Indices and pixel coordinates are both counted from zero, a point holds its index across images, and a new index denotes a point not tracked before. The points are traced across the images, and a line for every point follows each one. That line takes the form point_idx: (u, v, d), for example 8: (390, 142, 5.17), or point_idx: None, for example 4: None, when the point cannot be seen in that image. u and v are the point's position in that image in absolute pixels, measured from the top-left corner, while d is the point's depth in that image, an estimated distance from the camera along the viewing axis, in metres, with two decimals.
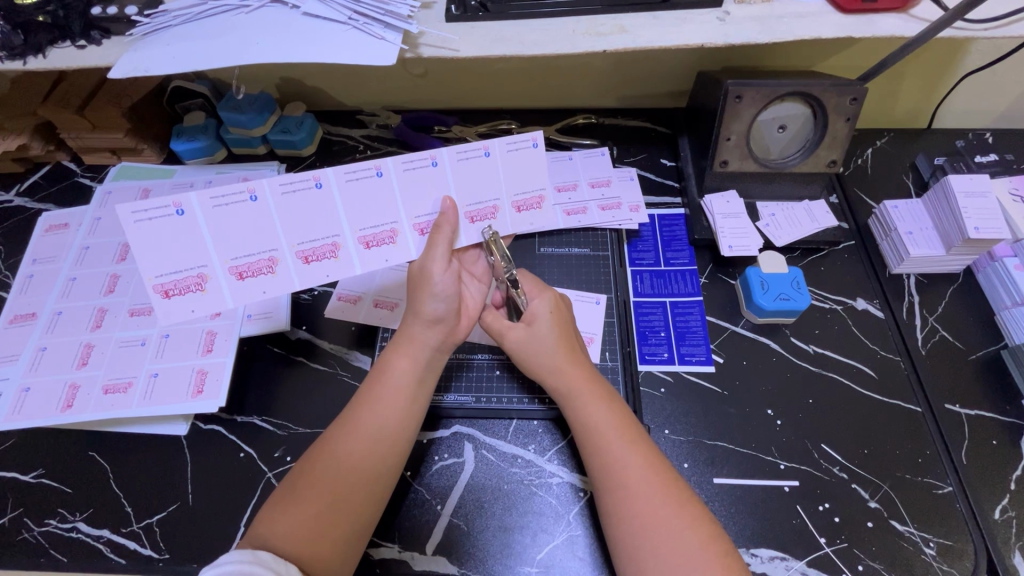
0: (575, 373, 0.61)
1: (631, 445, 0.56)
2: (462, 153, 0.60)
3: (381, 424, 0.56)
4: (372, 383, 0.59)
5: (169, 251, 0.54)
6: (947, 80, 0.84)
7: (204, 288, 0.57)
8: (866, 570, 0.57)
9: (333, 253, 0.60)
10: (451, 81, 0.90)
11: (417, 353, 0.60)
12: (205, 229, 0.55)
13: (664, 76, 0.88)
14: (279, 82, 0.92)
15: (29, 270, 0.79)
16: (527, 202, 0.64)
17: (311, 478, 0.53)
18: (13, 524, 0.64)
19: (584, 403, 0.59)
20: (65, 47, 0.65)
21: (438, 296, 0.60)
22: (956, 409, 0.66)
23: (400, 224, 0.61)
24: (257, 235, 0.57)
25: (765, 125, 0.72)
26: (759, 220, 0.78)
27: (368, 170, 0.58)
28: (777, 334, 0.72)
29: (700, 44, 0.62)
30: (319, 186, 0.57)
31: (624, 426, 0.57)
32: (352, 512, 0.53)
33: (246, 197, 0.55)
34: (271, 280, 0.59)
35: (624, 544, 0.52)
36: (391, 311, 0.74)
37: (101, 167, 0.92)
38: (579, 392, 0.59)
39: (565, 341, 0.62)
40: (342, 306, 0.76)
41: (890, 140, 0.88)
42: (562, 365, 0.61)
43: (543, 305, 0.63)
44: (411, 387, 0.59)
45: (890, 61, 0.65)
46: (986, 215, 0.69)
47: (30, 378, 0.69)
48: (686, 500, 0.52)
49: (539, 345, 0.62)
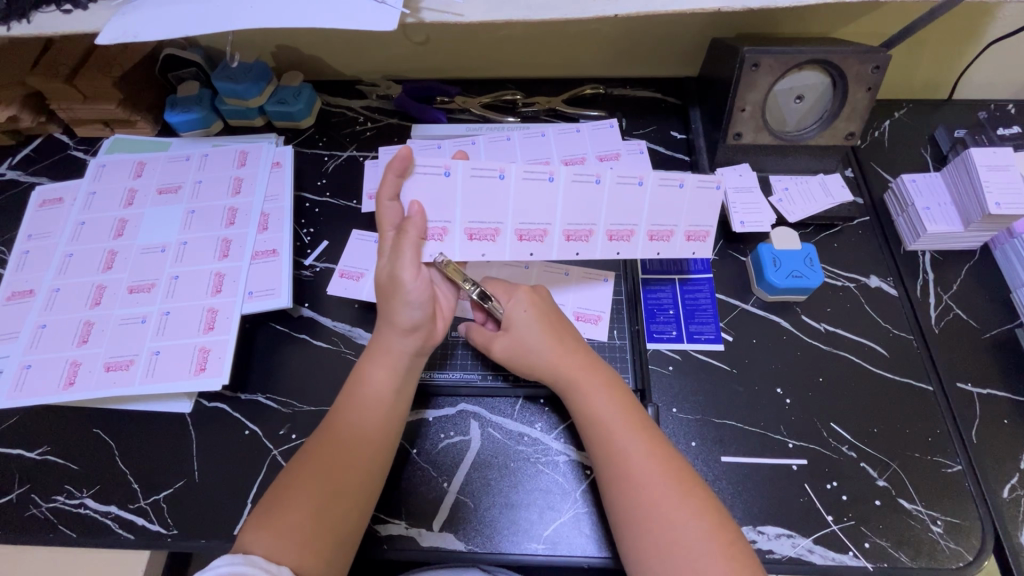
0: (571, 361, 0.60)
1: (637, 433, 0.55)
2: (664, 179, 0.64)
3: (360, 427, 0.56)
4: (350, 393, 0.58)
5: (431, 203, 0.61)
6: (972, 47, 0.80)
7: (443, 239, 0.62)
8: (873, 548, 0.57)
9: (541, 238, 0.64)
10: (453, 49, 0.87)
11: (394, 364, 0.59)
12: (458, 191, 0.62)
13: (677, 43, 0.84)
14: (275, 50, 0.89)
15: (25, 245, 0.77)
16: (697, 232, 0.66)
17: (298, 485, 0.53)
18: (20, 500, 0.64)
19: (584, 395, 0.58)
20: (51, 11, 0.62)
21: (411, 300, 0.58)
22: (968, 388, 0.65)
23: (597, 227, 0.65)
24: (491, 206, 0.63)
25: (781, 96, 0.70)
26: (772, 194, 0.76)
27: (590, 176, 0.63)
28: (788, 311, 0.71)
29: (716, 8, 0.59)
30: (551, 180, 0.63)
31: (628, 414, 0.56)
32: (342, 513, 0.53)
33: (495, 175, 0.62)
34: (492, 247, 0.64)
35: (632, 533, 0.51)
36: None
37: (94, 139, 0.89)
38: (579, 383, 0.59)
39: (552, 331, 0.62)
40: (345, 283, 0.73)
41: (909, 111, 0.85)
42: (559, 357, 0.60)
43: (517, 307, 0.63)
44: (390, 397, 0.58)
45: (917, 25, 0.62)
46: (1008, 190, 0.67)
47: (31, 355, 0.68)
48: (692, 488, 0.52)
49: (524, 341, 0.61)
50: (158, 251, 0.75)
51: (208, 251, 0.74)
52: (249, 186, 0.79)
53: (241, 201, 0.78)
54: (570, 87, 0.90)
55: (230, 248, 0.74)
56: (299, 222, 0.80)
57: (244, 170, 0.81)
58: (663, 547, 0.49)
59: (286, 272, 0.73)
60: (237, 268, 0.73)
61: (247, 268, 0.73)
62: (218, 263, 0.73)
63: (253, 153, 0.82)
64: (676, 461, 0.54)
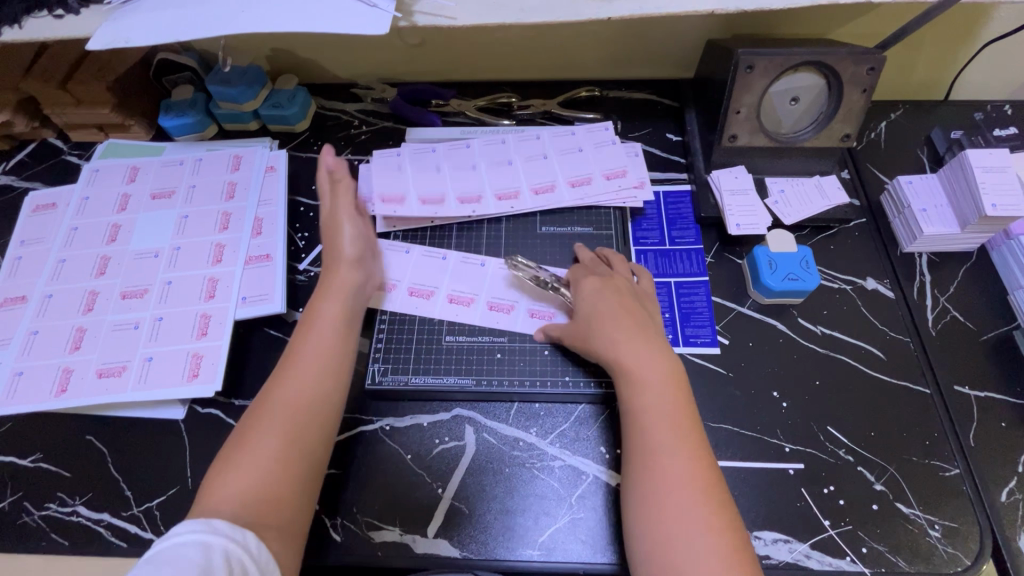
0: (632, 351, 0.58)
1: (677, 434, 0.53)
2: None
3: (315, 368, 0.56)
4: (302, 335, 0.59)
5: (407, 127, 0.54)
6: (968, 48, 0.80)
7: None
8: (870, 553, 0.57)
9: None
10: (447, 52, 0.87)
11: (343, 300, 0.62)
12: None
13: (672, 45, 0.84)
14: (269, 54, 0.89)
15: (18, 251, 0.77)
16: None
17: (256, 434, 0.52)
18: (12, 508, 0.64)
19: (640, 386, 0.56)
20: (42, 16, 0.62)
21: (352, 229, 0.66)
22: (966, 391, 0.65)
23: None
24: None
25: (776, 98, 0.70)
26: (768, 197, 0.75)
27: None
28: (784, 315, 0.70)
29: (710, 11, 0.59)
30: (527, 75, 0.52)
31: (679, 409, 0.54)
32: (301, 458, 0.52)
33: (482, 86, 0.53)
34: None
35: (649, 534, 0.50)
36: (427, 299, 0.72)
37: (89, 144, 0.89)
38: (639, 375, 0.57)
39: (625, 317, 0.61)
40: None
41: (905, 112, 0.85)
42: (621, 346, 0.59)
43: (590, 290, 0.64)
44: (338, 335, 0.59)
45: (912, 27, 0.62)
46: (1004, 191, 0.66)
47: (23, 362, 0.68)
48: (712, 499, 0.50)
49: (591, 324, 0.62)
50: (151, 256, 0.74)
51: (202, 257, 0.74)
52: (243, 189, 0.79)
53: (234, 205, 0.78)
54: (565, 90, 0.90)
55: (223, 252, 0.74)
56: (294, 227, 0.79)
57: (238, 174, 0.80)
58: (679, 554, 0.48)
59: (280, 277, 0.72)
60: (230, 274, 0.73)
61: (241, 274, 0.72)
62: (212, 268, 0.73)
63: (247, 157, 0.82)
64: (708, 472, 0.52)
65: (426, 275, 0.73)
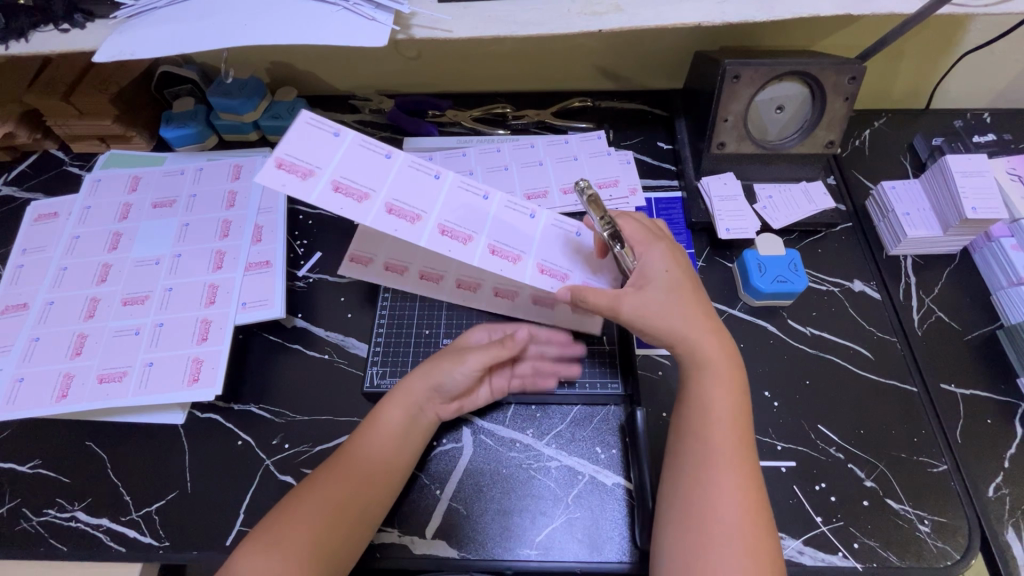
0: (713, 345, 0.56)
1: (736, 440, 0.53)
2: None
3: (370, 462, 0.59)
4: (366, 430, 0.61)
5: None
6: (946, 59, 0.83)
7: None
8: (862, 548, 0.58)
9: None
10: (443, 65, 0.89)
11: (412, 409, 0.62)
12: None
13: (662, 56, 0.87)
14: (269, 67, 0.91)
15: (20, 259, 0.78)
16: None
17: (302, 512, 0.55)
18: (11, 514, 0.64)
19: (713, 380, 0.55)
20: (49, 31, 0.63)
21: (465, 369, 0.63)
22: (951, 388, 0.66)
23: None
24: None
25: (762, 106, 0.72)
26: (757, 202, 0.77)
27: None
28: (774, 316, 0.72)
29: (697, 23, 0.61)
30: None
31: (738, 415, 0.55)
32: (337, 543, 0.54)
33: None
34: None
35: (683, 531, 0.50)
36: (409, 222, 0.59)
37: (90, 155, 0.90)
38: (716, 365, 0.56)
39: (696, 305, 0.58)
40: (284, 176, 0.55)
41: (888, 121, 0.88)
42: (699, 334, 0.57)
43: (657, 261, 0.60)
44: (402, 435, 0.61)
45: (890, 38, 0.64)
46: (983, 195, 0.68)
47: (24, 368, 0.69)
48: (755, 523, 0.50)
49: (669, 305, 0.57)
50: (153, 264, 0.76)
51: (203, 264, 0.75)
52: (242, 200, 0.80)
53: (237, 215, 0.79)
54: (559, 100, 0.92)
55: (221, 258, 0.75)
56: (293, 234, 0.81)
57: (238, 183, 0.82)
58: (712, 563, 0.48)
59: (279, 284, 0.73)
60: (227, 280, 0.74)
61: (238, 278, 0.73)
62: (212, 275, 0.74)
63: (247, 166, 0.84)
64: (755, 496, 0.51)
65: (407, 186, 0.60)
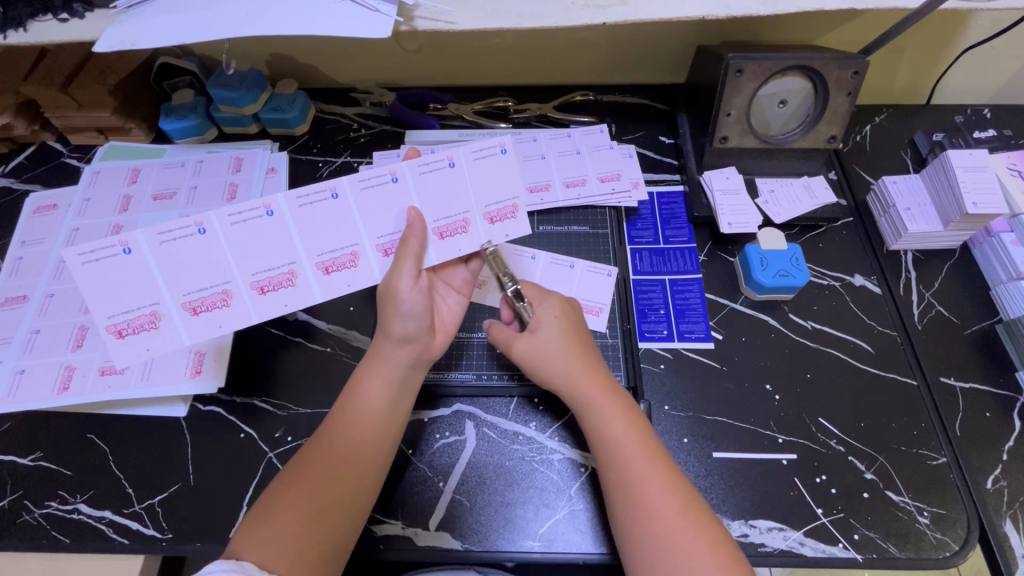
0: (590, 380, 0.59)
1: (655, 465, 0.54)
2: None
3: (355, 438, 0.56)
4: (347, 404, 0.58)
5: None
6: (947, 54, 0.83)
7: None
8: (862, 539, 0.59)
9: None
10: (445, 58, 0.89)
11: (392, 379, 0.59)
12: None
13: (664, 50, 0.87)
14: (270, 59, 0.90)
15: (19, 251, 0.77)
16: None
17: (290, 495, 0.52)
18: (13, 507, 0.64)
19: (602, 412, 0.57)
20: (47, 20, 0.63)
21: (408, 316, 0.58)
22: (951, 382, 0.67)
23: None
24: None
25: (765, 101, 0.72)
26: (759, 196, 0.78)
27: None
28: (775, 310, 0.72)
29: (701, 16, 0.61)
30: None
31: (645, 441, 0.55)
32: (330, 524, 0.52)
33: None
34: None
35: (641, 562, 0.50)
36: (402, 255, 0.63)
37: (88, 147, 0.90)
38: (597, 401, 0.58)
39: (578, 345, 0.61)
40: (287, 292, 0.60)
41: (889, 116, 0.88)
42: (577, 372, 0.59)
43: (547, 311, 0.62)
44: (386, 408, 0.58)
45: (893, 32, 0.64)
46: (984, 189, 0.69)
47: (25, 360, 0.68)
48: (704, 529, 0.50)
49: (549, 349, 0.61)
50: None
51: None
52: (133, 263, 0.55)
53: (153, 263, 0.56)
54: (560, 95, 0.92)
55: (201, 300, 0.58)
56: None
57: (239, 175, 0.82)
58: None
59: None
60: (244, 308, 0.59)
61: (241, 291, 0.58)
62: None
63: (248, 159, 0.84)
64: (695, 507, 0.51)
65: (376, 217, 0.60)
